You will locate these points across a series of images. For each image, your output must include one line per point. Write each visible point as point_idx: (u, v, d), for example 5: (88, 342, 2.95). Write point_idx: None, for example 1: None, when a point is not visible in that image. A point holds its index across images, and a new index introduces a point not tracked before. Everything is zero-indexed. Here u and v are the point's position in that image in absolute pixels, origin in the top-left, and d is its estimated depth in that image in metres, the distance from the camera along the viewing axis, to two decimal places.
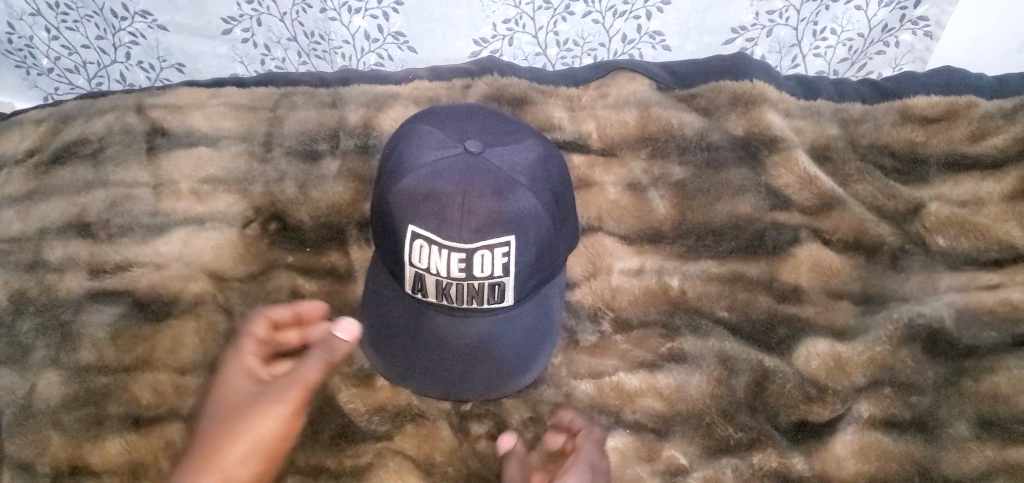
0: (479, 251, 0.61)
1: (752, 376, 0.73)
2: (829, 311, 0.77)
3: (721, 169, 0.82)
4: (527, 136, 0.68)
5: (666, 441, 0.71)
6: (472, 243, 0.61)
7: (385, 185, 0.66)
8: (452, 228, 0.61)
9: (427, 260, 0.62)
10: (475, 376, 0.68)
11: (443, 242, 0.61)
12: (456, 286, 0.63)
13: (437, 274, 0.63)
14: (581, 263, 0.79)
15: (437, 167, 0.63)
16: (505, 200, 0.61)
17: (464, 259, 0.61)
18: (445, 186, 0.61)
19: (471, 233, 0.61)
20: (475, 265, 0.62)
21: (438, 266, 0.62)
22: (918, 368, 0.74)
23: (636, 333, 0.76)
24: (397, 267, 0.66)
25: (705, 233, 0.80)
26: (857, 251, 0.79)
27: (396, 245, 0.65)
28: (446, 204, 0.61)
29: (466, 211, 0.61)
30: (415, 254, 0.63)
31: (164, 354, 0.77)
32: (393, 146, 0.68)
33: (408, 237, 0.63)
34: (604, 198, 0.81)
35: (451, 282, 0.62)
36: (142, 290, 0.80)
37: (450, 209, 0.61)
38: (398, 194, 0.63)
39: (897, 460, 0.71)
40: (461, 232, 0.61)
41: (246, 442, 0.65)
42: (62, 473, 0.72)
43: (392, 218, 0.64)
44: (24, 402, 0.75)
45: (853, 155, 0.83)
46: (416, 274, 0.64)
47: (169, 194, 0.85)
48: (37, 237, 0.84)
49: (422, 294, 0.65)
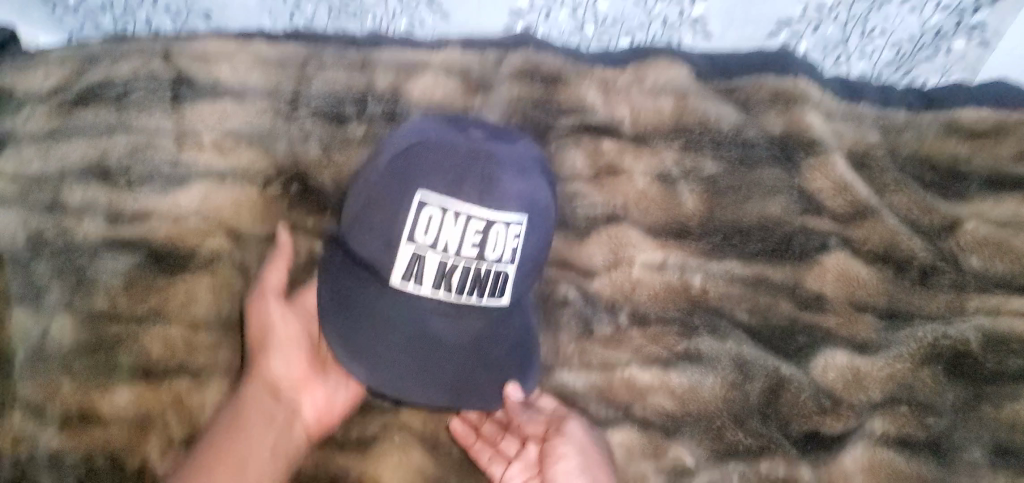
0: (494, 226, 0.67)
1: (768, 383, 0.72)
2: (850, 323, 0.75)
3: (754, 167, 0.80)
4: (517, 137, 0.75)
5: (674, 440, 0.70)
6: (490, 215, 0.67)
7: (374, 175, 0.69)
8: (471, 200, 0.66)
9: (437, 234, 0.66)
10: (472, 377, 0.70)
11: (461, 210, 0.66)
12: (464, 265, 0.67)
13: (444, 250, 0.66)
14: (601, 252, 0.78)
15: (448, 141, 0.68)
16: (519, 179, 0.69)
17: (480, 233, 0.66)
18: (460, 159, 0.67)
19: (491, 205, 0.67)
20: (487, 244, 0.67)
21: (449, 241, 0.66)
22: (937, 388, 0.72)
23: (654, 329, 0.75)
24: (386, 253, 0.67)
25: (732, 232, 0.78)
26: (886, 263, 0.77)
27: (393, 224, 0.67)
28: (464, 173, 0.66)
29: (485, 183, 0.67)
30: (423, 227, 0.66)
31: (176, 308, 0.76)
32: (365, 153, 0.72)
33: (417, 207, 0.66)
34: (632, 188, 0.79)
35: (458, 261, 0.67)
36: (158, 241, 0.79)
37: (470, 180, 0.66)
38: (396, 175, 0.67)
39: (907, 480, 0.69)
40: (481, 198, 0.66)
41: (261, 342, 0.72)
42: (70, 419, 0.72)
43: (393, 195, 0.67)
44: (36, 344, 0.75)
45: (891, 166, 0.81)
46: (414, 254, 0.66)
47: (192, 146, 0.83)
48: (56, 179, 0.82)
49: (415, 280, 0.67)
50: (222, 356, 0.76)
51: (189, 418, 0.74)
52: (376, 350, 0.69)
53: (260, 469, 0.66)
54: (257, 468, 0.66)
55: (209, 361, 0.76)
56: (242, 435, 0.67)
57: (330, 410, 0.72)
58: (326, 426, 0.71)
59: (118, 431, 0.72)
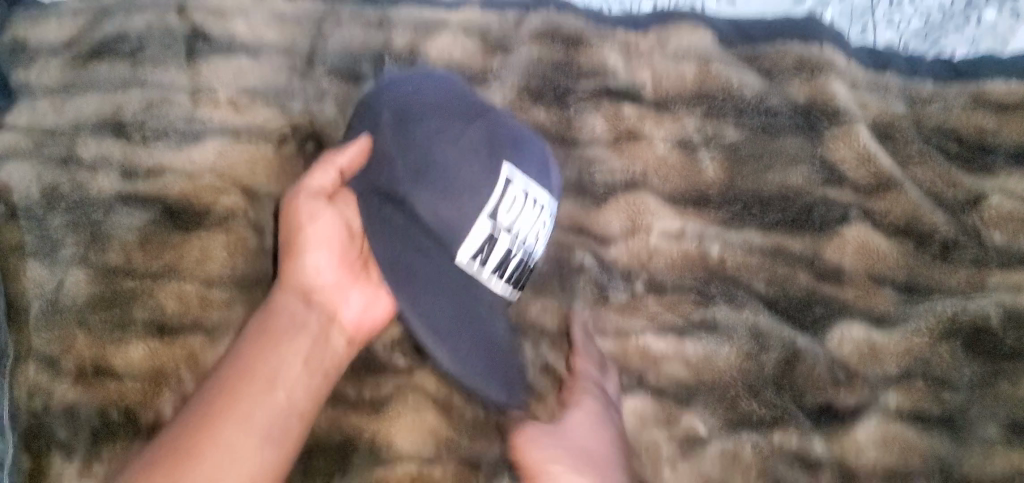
0: (547, 219, 0.69)
1: (784, 354, 0.71)
2: (868, 296, 0.75)
3: (777, 136, 0.79)
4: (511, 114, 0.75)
5: (687, 408, 0.71)
6: (548, 207, 0.69)
7: (443, 137, 0.65)
8: (542, 191, 0.68)
9: (515, 219, 0.65)
10: (509, 370, 0.67)
11: (533, 198, 0.67)
12: (521, 256, 0.67)
13: (516, 237, 0.66)
14: (619, 219, 0.77)
15: (502, 124, 0.69)
16: (550, 170, 0.71)
17: (541, 224, 0.68)
18: (518, 144, 0.68)
19: (547, 196, 0.69)
20: (540, 237, 0.69)
21: (521, 229, 0.66)
22: (954, 364, 0.72)
23: (669, 297, 0.74)
24: (460, 222, 0.64)
25: (753, 201, 0.77)
26: (907, 236, 0.76)
27: (476, 195, 0.64)
28: (528, 162, 0.68)
29: (541, 173, 0.69)
30: (504, 208, 0.65)
31: (191, 264, 0.76)
32: (417, 105, 0.66)
33: (504, 185, 0.65)
34: (652, 154, 0.78)
35: (521, 249, 0.67)
36: (173, 197, 0.78)
37: (538, 168, 0.68)
38: (471, 145, 0.65)
39: (919, 454, 0.69)
40: (542, 191, 0.69)
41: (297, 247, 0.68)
42: (85, 373, 0.73)
43: (473, 165, 0.64)
44: (50, 297, 0.75)
45: (916, 138, 0.79)
46: (490, 235, 0.64)
47: (207, 101, 0.82)
48: (71, 131, 0.81)
49: (479, 262, 0.65)
50: (236, 314, 0.75)
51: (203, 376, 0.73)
52: (458, 333, 0.64)
53: (291, 386, 0.63)
54: (290, 384, 0.63)
55: (224, 318, 0.75)
56: (274, 344, 0.64)
57: (365, 321, 0.71)
58: (358, 335, 0.71)
59: (132, 386, 0.72)
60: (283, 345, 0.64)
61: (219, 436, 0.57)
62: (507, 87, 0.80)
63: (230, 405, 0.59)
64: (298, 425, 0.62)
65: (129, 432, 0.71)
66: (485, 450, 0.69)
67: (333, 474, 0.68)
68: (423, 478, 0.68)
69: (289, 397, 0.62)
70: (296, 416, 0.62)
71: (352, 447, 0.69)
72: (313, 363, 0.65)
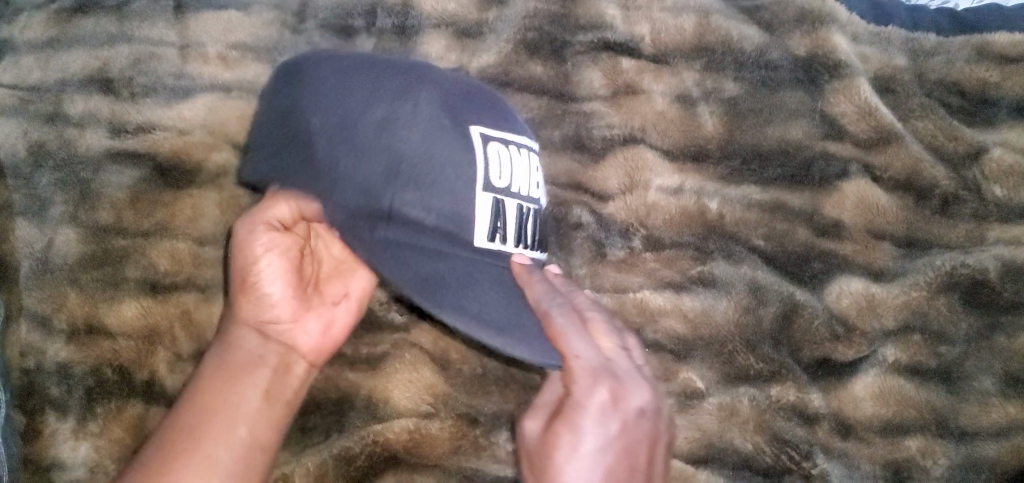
0: (536, 159, 0.68)
1: (782, 308, 0.71)
2: (867, 251, 0.74)
3: (777, 90, 0.77)
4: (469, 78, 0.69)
5: (684, 363, 0.70)
6: (530, 146, 0.68)
7: (399, 124, 0.60)
8: (515, 136, 0.66)
9: (509, 176, 0.64)
10: None
11: (514, 143, 0.66)
12: (531, 209, 0.66)
13: (519, 192, 0.65)
14: (616, 175, 0.76)
15: (449, 80, 0.65)
16: (514, 115, 0.69)
17: (534, 166, 0.67)
18: (472, 97, 0.66)
19: (524, 136, 0.68)
20: (539, 183, 0.68)
21: (519, 182, 0.65)
22: (952, 317, 0.72)
23: (667, 253, 0.74)
24: (460, 213, 0.61)
25: (752, 156, 0.76)
26: (907, 191, 0.76)
27: (463, 171, 0.61)
28: (489, 109, 0.66)
29: (505, 117, 0.67)
30: (494, 171, 0.63)
31: (183, 223, 0.75)
32: (353, 96, 0.61)
33: (482, 144, 0.63)
34: (650, 108, 0.77)
35: (530, 202, 0.66)
36: (163, 154, 0.77)
37: (500, 116, 0.66)
38: (429, 120, 0.61)
39: (914, 407, 0.70)
40: (519, 134, 0.67)
41: (240, 286, 0.66)
42: (78, 331, 0.72)
43: (445, 144, 0.61)
44: (40, 256, 0.74)
45: (917, 91, 0.78)
46: (496, 203, 0.63)
47: (196, 57, 0.80)
48: (57, 88, 0.79)
49: (499, 236, 0.64)
50: None
51: (196, 334, 0.73)
52: (513, 329, 0.63)
53: (252, 422, 0.64)
54: (249, 422, 0.64)
55: (218, 277, 0.75)
56: (230, 385, 0.65)
57: (326, 342, 0.69)
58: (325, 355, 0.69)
59: (125, 344, 0.72)
60: (238, 384, 0.65)
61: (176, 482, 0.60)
62: (503, 41, 0.79)
63: (186, 451, 0.61)
64: (262, 457, 0.64)
65: (124, 390, 0.71)
66: (484, 404, 0.69)
67: (330, 430, 0.68)
68: (420, 432, 0.68)
69: (252, 433, 0.64)
70: (258, 450, 0.63)
71: (348, 404, 0.69)
72: (273, 395, 0.66)
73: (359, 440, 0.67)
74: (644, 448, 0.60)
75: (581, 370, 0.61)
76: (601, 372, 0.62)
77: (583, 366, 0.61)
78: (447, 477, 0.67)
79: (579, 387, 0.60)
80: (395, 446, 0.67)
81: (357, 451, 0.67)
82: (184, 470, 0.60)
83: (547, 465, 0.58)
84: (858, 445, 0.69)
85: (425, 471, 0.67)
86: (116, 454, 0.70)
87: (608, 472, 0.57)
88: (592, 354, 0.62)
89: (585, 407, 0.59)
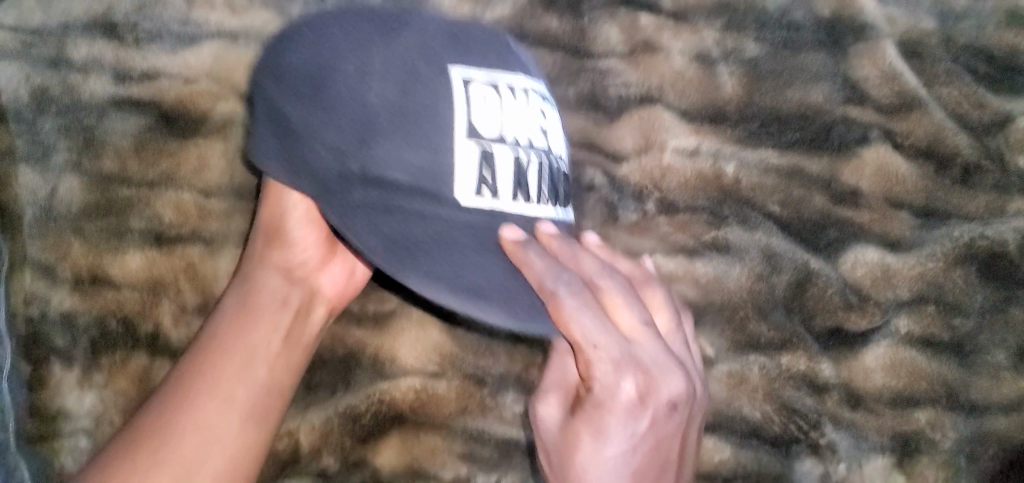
0: (544, 107, 0.60)
1: (796, 276, 0.70)
2: (884, 219, 0.73)
3: (799, 51, 0.76)
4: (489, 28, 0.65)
5: (694, 330, 0.69)
6: (536, 93, 0.60)
7: (369, 73, 0.55)
8: (512, 76, 0.59)
9: (499, 122, 0.56)
10: None
11: (509, 84, 0.58)
12: (533, 161, 0.58)
13: (513, 138, 0.57)
14: (632, 134, 0.74)
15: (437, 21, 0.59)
16: (523, 62, 0.62)
17: (538, 113, 0.59)
18: (466, 39, 0.59)
19: (528, 80, 0.60)
20: (545, 132, 0.60)
21: (514, 128, 0.57)
22: (968, 290, 0.71)
23: (681, 217, 0.72)
24: (439, 170, 0.55)
25: (771, 120, 0.75)
26: (928, 159, 0.74)
27: (440, 119, 0.55)
28: (483, 52, 0.59)
29: (504, 60, 0.60)
30: (480, 116, 0.56)
31: (188, 173, 0.74)
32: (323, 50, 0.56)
33: (463, 87, 0.56)
34: (669, 67, 0.75)
35: (530, 151, 0.57)
36: (168, 102, 0.75)
37: (496, 59, 0.59)
38: (402, 69, 0.55)
39: (925, 379, 0.69)
40: (518, 76, 0.60)
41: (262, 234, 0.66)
42: (81, 281, 0.71)
43: (421, 93, 0.55)
44: (43, 204, 0.73)
45: (944, 57, 0.77)
46: (483, 153, 0.55)
47: (202, 3, 0.78)
48: (60, 32, 0.75)
49: (490, 191, 0.56)
50: (236, 225, 0.74)
51: (201, 286, 0.72)
52: (506, 299, 0.56)
53: (271, 363, 0.64)
54: (269, 362, 0.64)
55: (223, 229, 0.74)
56: (248, 326, 0.64)
57: (343, 288, 0.69)
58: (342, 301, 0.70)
59: (130, 295, 0.71)
60: (255, 326, 0.64)
61: (195, 423, 0.59)
62: None
63: (203, 390, 0.61)
64: (279, 402, 0.64)
65: (128, 342, 0.70)
66: (491, 365, 0.68)
67: (336, 388, 0.67)
68: (427, 392, 0.67)
69: (269, 376, 0.63)
70: (277, 394, 0.63)
71: (354, 362, 0.68)
72: (292, 339, 0.66)
73: (365, 398, 0.67)
74: (673, 440, 0.57)
75: (605, 363, 0.55)
76: (626, 362, 0.56)
77: (606, 358, 0.55)
78: (452, 436, 0.67)
79: (603, 382, 0.55)
80: (402, 405, 0.67)
81: (363, 410, 0.67)
82: (203, 406, 0.60)
83: (568, 467, 0.56)
84: (867, 416, 0.68)
85: (431, 431, 0.67)
86: (120, 405, 0.70)
87: (631, 476, 0.55)
88: (615, 343, 0.56)
89: (609, 406, 0.55)
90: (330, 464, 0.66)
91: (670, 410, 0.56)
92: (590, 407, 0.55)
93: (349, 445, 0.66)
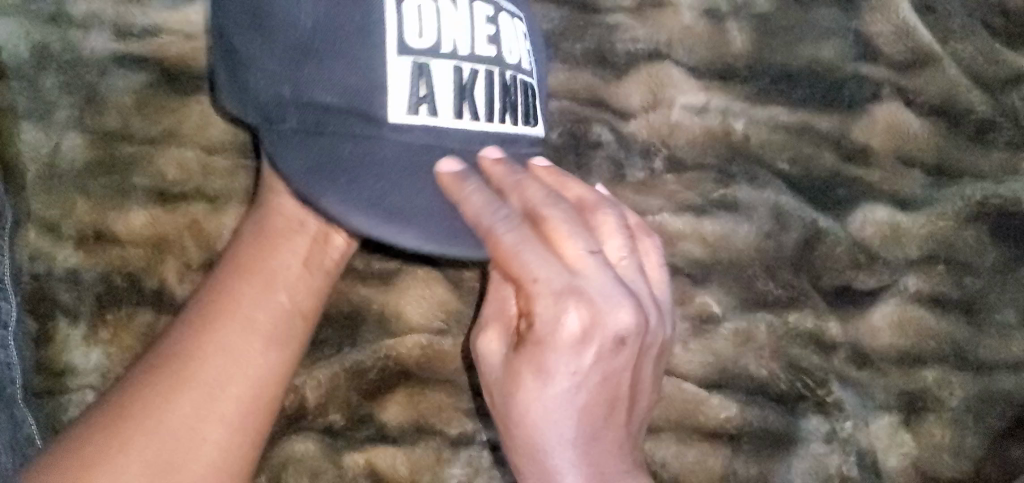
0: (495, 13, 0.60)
1: (804, 235, 0.70)
2: (894, 178, 0.72)
3: (810, 7, 0.75)
4: None
5: (702, 287, 0.68)
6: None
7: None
8: None
9: (435, 36, 0.56)
10: None
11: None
12: (480, 75, 0.58)
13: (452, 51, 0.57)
14: (640, 91, 0.72)
15: None
16: None
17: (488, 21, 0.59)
18: None
19: None
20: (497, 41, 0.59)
21: (455, 42, 0.57)
22: (979, 249, 0.70)
23: (689, 175, 0.71)
24: (371, 84, 0.55)
25: (781, 78, 0.73)
26: (941, 116, 0.73)
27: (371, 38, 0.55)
28: None
29: None
30: (415, 30, 0.56)
31: (190, 130, 0.73)
32: None
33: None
34: (678, 23, 0.74)
35: (473, 63, 0.58)
36: (170, 57, 0.74)
37: None
38: None
39: (934, 338, 0.68)
40: None
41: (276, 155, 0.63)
42: (86, 239, 0.71)
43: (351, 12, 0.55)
44: (48, 161, 0.72)
45: (959, 10, 0.75)
46: (418, 69, 0.55)
47: None
48: None
49: (430, 107, 0.56)
50: (240, 182, 0.73)
51: (206, 244, 0.72)
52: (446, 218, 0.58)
53: (292, 290, 0.63)
54: (289, 287, 0.63)
55: (226, 187, 0.73)
56: (268, 252, 0.63)
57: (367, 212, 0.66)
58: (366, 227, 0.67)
59: (135, 252, 0.71)
60: (280, 252, 0.64)
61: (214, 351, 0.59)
62: None
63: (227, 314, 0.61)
64: (301, 327, 0.63)
65: (135, 298, 0.70)
66: None
67: (341, 344, 0.67)
68: (433, 348, 0.67)
69: (291, 297, 0.63)
70: (298, 319, 0.63)
71: (360, 318, 0.68)
72: (313, 264, 0.64)
73: (371, 353, 0.67)
74: (621, 378, 0.55)
75: (550, 297, 0.52)
76: (570, 292, 0.53)
77: (547, 292, 0.53)
78: (458, 393, 0.67)
79: (542, 317, 0.53)
80: (408, 361, 0.67)
81: (370, 365, 0.66)
82: (226, 336, 0.60)
83: (510, 403, 0.55)
84: (873, 374, 0.68)
85: (438, 387, 0.67)
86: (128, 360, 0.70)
87: (579, 412, 0.54)
88: (557, 273, 0.53)
89: (550, 342, 0.52)
90: (337, 419, 0.65)
91: (616, 344, 0.53)
92: (530, 344, 0.53)
93: (356, 400, 0.66)
